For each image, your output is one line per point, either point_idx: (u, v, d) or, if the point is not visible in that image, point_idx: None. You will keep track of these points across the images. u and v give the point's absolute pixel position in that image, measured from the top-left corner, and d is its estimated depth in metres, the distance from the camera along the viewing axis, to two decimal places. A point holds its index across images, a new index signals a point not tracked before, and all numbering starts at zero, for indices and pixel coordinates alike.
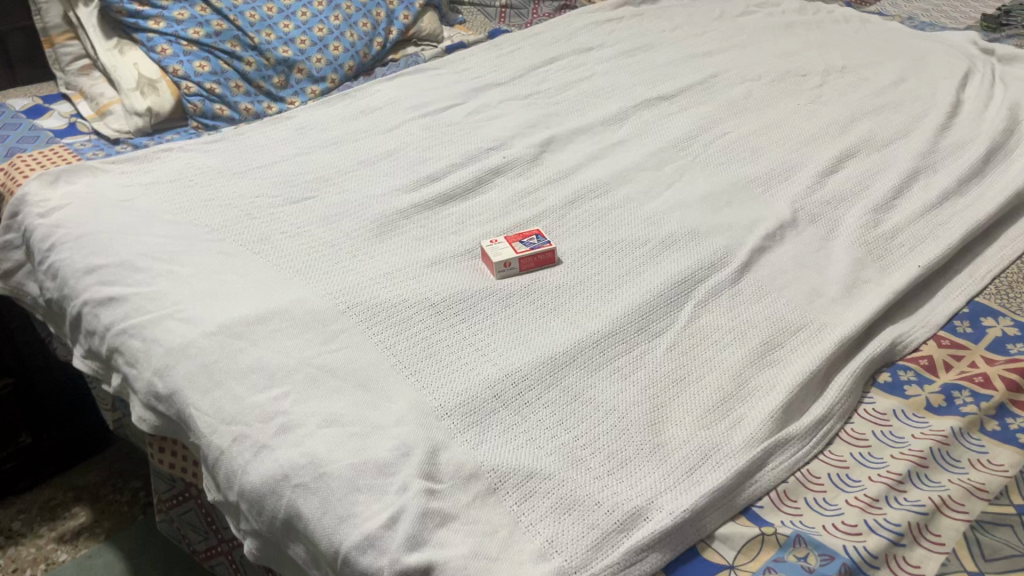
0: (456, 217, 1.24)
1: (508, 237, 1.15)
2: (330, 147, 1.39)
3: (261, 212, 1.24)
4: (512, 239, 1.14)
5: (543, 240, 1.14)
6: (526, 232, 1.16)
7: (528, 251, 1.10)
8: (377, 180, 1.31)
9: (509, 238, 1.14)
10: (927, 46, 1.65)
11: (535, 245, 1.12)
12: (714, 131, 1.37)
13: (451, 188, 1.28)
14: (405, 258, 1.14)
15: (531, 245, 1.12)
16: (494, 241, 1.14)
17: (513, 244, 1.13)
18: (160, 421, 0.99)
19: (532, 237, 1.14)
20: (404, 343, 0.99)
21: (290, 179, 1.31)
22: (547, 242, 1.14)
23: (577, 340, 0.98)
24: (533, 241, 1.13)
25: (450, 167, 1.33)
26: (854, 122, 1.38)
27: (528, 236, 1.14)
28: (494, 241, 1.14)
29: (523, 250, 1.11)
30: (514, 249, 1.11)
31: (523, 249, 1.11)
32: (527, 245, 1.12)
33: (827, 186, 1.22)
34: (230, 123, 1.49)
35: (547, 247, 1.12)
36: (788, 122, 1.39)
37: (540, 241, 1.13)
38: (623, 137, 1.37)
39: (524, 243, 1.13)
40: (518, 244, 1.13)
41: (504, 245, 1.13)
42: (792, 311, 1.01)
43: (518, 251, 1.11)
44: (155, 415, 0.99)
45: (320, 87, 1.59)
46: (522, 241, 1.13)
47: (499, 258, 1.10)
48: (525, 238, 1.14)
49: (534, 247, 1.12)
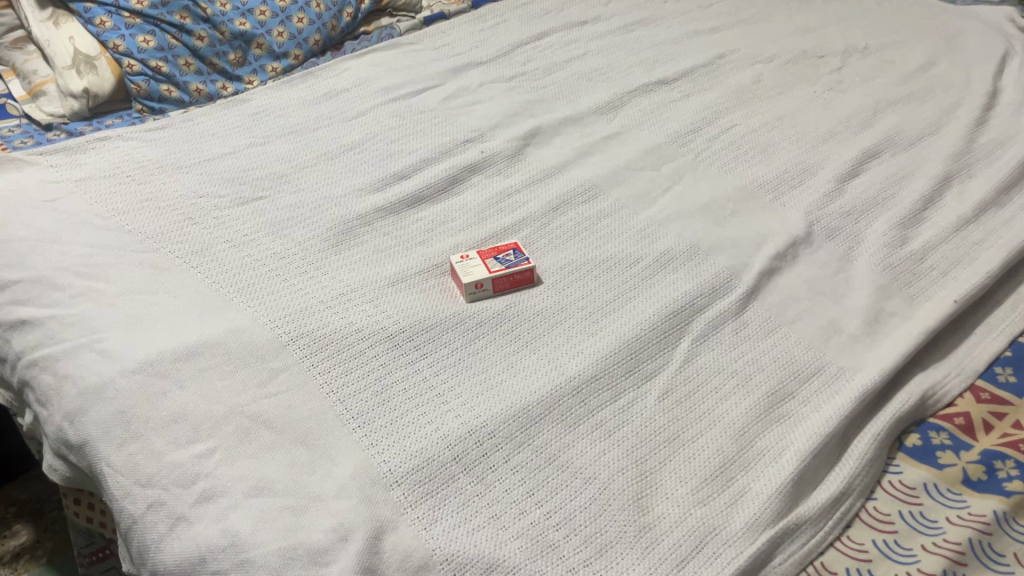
0: (424, 223, 1.09)
1: (483, 250, 1.01)
2: (287, 136, 1.24)
3: (204, 216, 1.09)
4: (488, 254, 1.00)
5: (522, 255, 1.00)
6: (503, 246, 1.01)
7: (502, 270, 0.96)
8: (338, 177, 1.16)
9: (484, 253, 1.00)
10: (958, 23, 1.49)
11: (512, 262, 0.98)
12: (719, 123, 1.22)
13: (421, 189, 1.13)
14: (363, 275, 1.00)
15: (507, 262, 0.98)
16: (467, 255, 1.00)
17: (486, 260, 0.99)
18: (74, 470, 0.86)
19: (509, 252, 1.00)
20: (354, 384, 0.85)
21: (241, 175, 1.16)
22: (526, 259, 0.99)
23: (555, 384, 0.84)
24: (509, 256, 0.99)
25: (421, 163, 1.18)
26: (878, 114, 1.22)
27: (504, 250, 1.00)
28: (465, 255, 0.99)
29: (497, 270, 0.96)
30: (488, 267, 0.97)
31: (498, 268, 0.97)
32: (503, 262, 0.98)
33: (846, 193, 1.07)
34: (179, 106, 1.34)
35: (526, 264, 0.98)
36: (803, 112, 1.24)
37: (518, 257, 0.99)
38: (616, 129, 1.22)
39: (500, 259, 0.99)
40: (493, 261, 0.98)
41: (477, 261, 0.98)
42: (805, 352, 0.87)
43: (492, 270, 0.96)
44: (69, 463, 0.86)
45: (281, 64, 1.43)
46: (497, 258, 0.99)
47: (469, 277, 0.95)
48: (501, 254, 1.00)
49: (510, 264, 0.98)
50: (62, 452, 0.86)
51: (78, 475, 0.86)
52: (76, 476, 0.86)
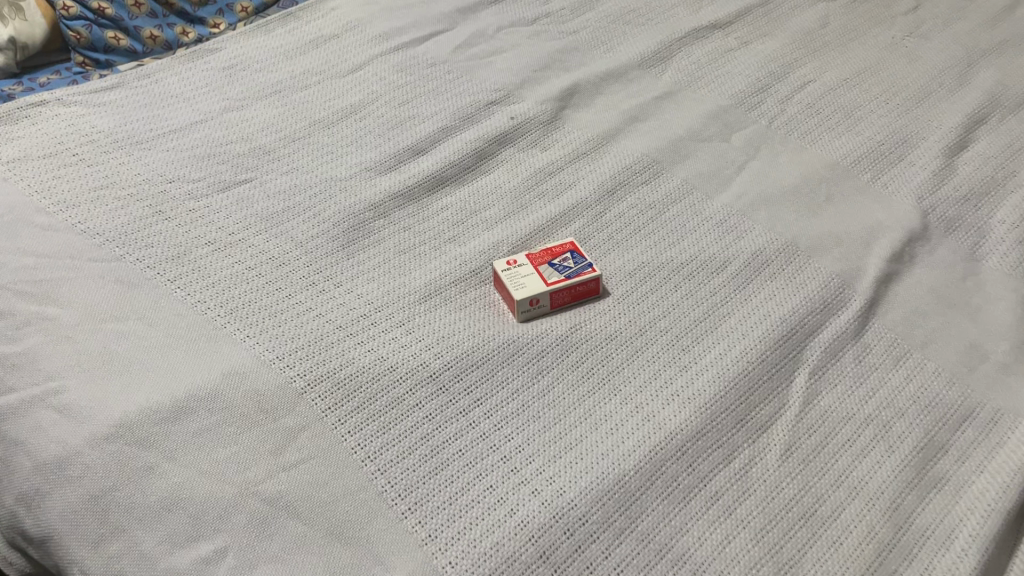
0: (451, 212, 0.89)
1: (534, 253, 0.82)
2: (270, 98, 1.02)
3: (178, 210, 0.87)
4: (540, 260, 0.81)
5: (582, 259, 0.81)
6: (559, 246, 0.83)
7: (562, 281, 0.78)
8: (339, 153, 0.95)
9: (535, 258, 0.81)
10: None
11: (571, 270, 0.79)
12: (790, 79, 1.03)
13: (443, 168, 0.93)
14: (386, 290, 0.80)
15: (565, 270, 0.80)
16: (515, 262, 0.81)
17: (539, 267, 0.80)
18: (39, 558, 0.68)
19: (566, 255, 0.81)
20: (395, 447, 0.67)
21: (217, 151, 0.94)
22: (588, 264, 0.81)
23: (651, 444, 0.67)
24: (567, 262, 0.80)
25: (439, 134, 0.97)
26: (973, 66, 1.04)
27: (559, 253, 0.82)
28: (511, 261, 0.81)
29: (554, 282, 0.78)
30: (543, 278, 0.79)
31: (554, 279, 0.79)
32: (559, 271, 0.79)
33: (958, 171, 0.90)
34: (129, 57, 1.10)
35: (588, 271, 0.79)
36: (886, 64, 1.05)
37: (577, 262, 0.80)
38: (668, 87, 1.02)
39: (555, 266, 0.80)
40: (547, 269, 0.80)
41: (529, 270, 0.80)
42: (948, 388, 0.71)
43: (548, 283, 0.78)
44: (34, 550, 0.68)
45: (253, 3, 1.19)
46: (551, 264, 0.80)
47: (522, 293, 0.77)
48: (557, 259, 0.81)
49: (568, 274, 0.79)
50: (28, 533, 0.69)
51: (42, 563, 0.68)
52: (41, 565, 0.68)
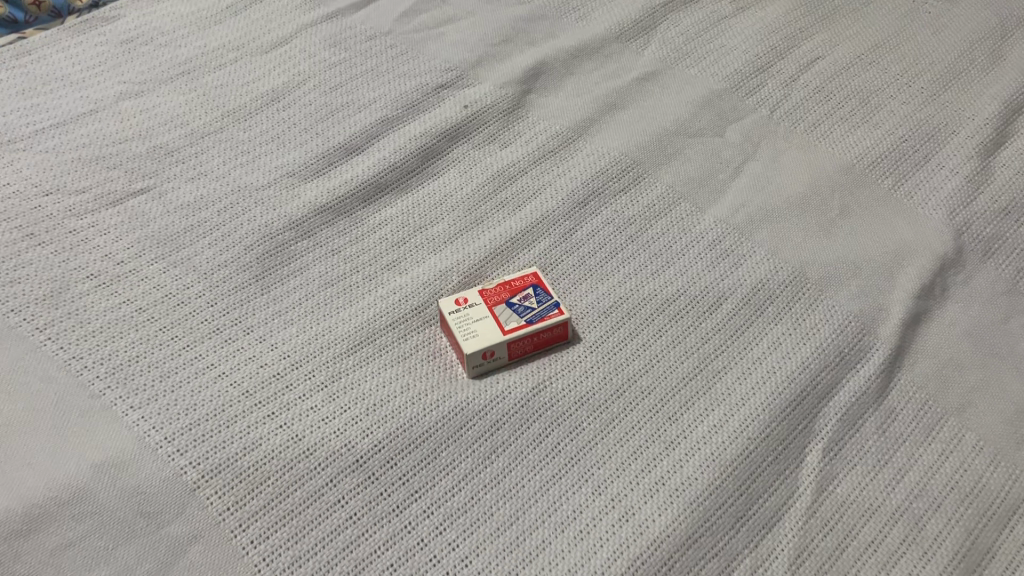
0: (390, 229, 0.74)
1: (488, 288, 0.67)
2: (176, 81, 0.85)
3: (55, 231, 0.71)
4: (496, 298, 0.66)
5: (547, 296, 0.66)
6: (519, 278, 0.68)
7: (523, 329, 0.64)
8: (256, 153, 0.79)
9: (490, 296, 0.67)
10: None
11: (534, 313, 0.65)
12: (795, 55, 0.87)
13: (382, 172, 0.77)
14: (309, 338, 0.66)
15: (526, 313, 0.65)
16: (465, 303, 0.66)
17: (495, 308, 0.66)
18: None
19: (527, 292, 0.67)
20: (311, 561, 0.54)
21: (108, 152, 0.78)
22: (554, 300, 0.66)
23: (629, 557, 0.54)
24: (528, 301, 0.66)
25: (378, 127, 0.81)
26: (1008, 38, 0.89)
27: (520, 289, 0.67)
28: (461, 298, 0.66)
29: (512, 330, 0.64)
30: (498, 324, 0.64)
31: (512, 324, 0.64)
32: (518, 314, 0.65)
33: (995, 177, 0.75)
34: (9, 28, 0.91)
35: (555, 313, 0.65)
36: (906, 34, 0.89)
37: (541, 302, 0.66)
38: (651, 66, 0.86)
39: (514, 306, 0.65)
40: (505, 312, 0.65)
41: (483, 313, 0.65)
42: (990, 469, 0.59)
43: (504, 331, 0.64)
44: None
45: None
46: (510, 305, 0.66)
47: (472, 345, 0.63)
48: (516, 297, 0.66)
49: (530, 318, 0.64)
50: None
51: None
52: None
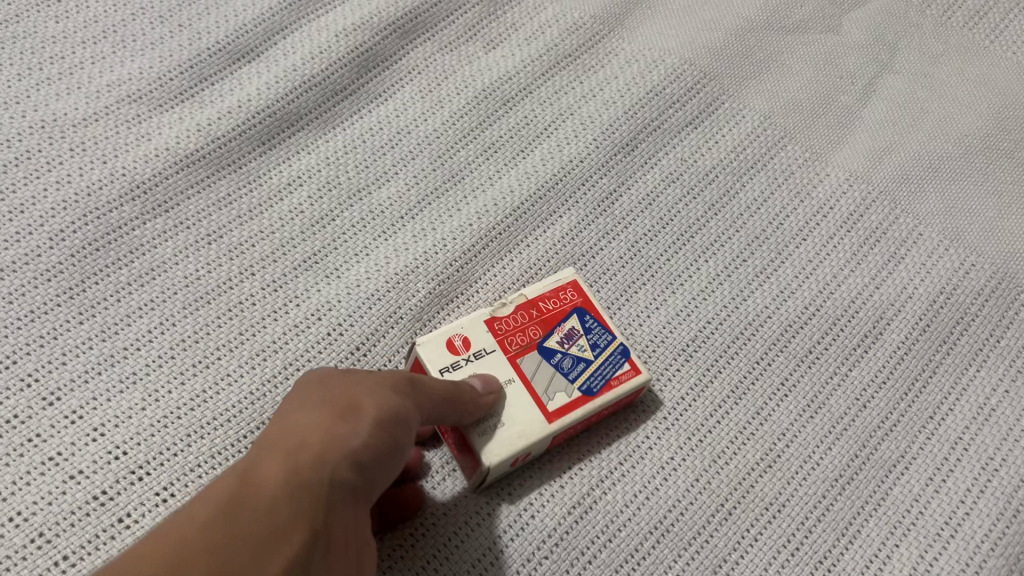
0: (309, 195, 0.44)
1: (498, 321, 0.37)
2: None
3: None
4: (519, 341, 0.36)
5: (603, 332, 0.37)
6: (550, 298, 0.38)
7: (580, 410, 0.35)
8: (73, 60, 0.47)
9: (506, 336, 0.36)
10: None
11: (590, 373, 0.36)
12: None
13: (292, 95, 0.46)
14: (166, 415, 0.37)
15: (578, 373, 0.36)
16: (465, 354, 0.36)
17: (522, 361, 0.36)
18: (408, 402, 0.30)
19: (569, 326, 0.37)
20: None
21: None
22: (615, 338, 0.37)
23: None
24: (575, 346, 0.37)
25: (283, 11, 0.49)
26: None
27: (556, 322, 0.37)
28: (458, 344, 0.36)
29: (561, 414, 0.35)
30: (535, 400, 0.35)
31: (558, 401, 0.35)
32: (565, 378, 0.36)
33: None
34: None
35: (624, 372, 0.37)
36: None
37: (596, 347, 0.37)
38: None
39: (553, 360, 0.36)
40: (541, 371, 0.36)
41: (504, 377, 0.35)
42: None
43: (549, 418, 0.35)
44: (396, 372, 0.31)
45: None
46: (546, 356, 0.36)
47: (501, 448, 0.34)
48: (554, 338, 0.37)
49: (587, 386, 0.36)
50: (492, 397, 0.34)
51: (403, 426, 0.30)
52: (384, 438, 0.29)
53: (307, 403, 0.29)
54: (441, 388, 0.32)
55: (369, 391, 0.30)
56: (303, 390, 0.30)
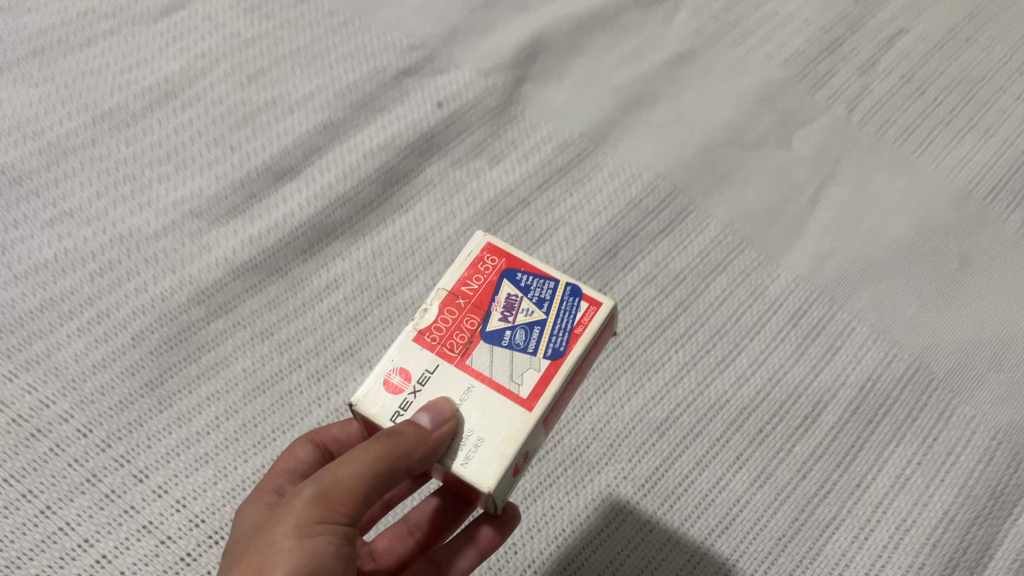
0: (345, 296, 0.53)
1: (429, 332, 0.38)
2: (24, 65, 0.60)
3: None
4: (461, 340, 0.38)
5: (539, 278, 0.40)
6: (472, 274, 0.40)
7: (559, 371, 0.37)
8: (143, 179, 0.55)
9: (447, 342, 0.38)
10: None
11: (553, 344, 0.38)
12: (871, 26, 0.66)
13: (329, 208, 0.55)
14: (235, 489, 0.46)
15: (537, 344, 0.38)
16: (410, 386, 0.37)
17: (476, 353, 0.38)
18: (321, 537, 0.33)
19: (504, 295, 0.39)
20: None
21: None
22: (559, 285, 0.39)
23: None
24: (520, 312, 0.39)
25: (320, 134, 0.58)
26: None
27: (488, 300, 0.39)
28: (400, 378, 0.37)
29: (535, 396, 0.36)
30: (506, 395, 0.37)
31: (530, 382, 0.37)
32: (526, 350, 0.37)
33: None
34: None
35: (583, 316, 0.38)
36: None
37: (542, 306, 0.39)
38: (685, 41, 0.64)
39: (504, 341, 0.38)
40: (496, 360, 0.37)
41: (461, 387, 0.37)
42: None
43: (526, 405, 0.36)
44: (304, 496, 0.34)
45: None
46: (495, 339, 0.38)
47: (486, 464, 0.35)
48: (494, 315, 0.39)
49: (552, 350, 0.37)
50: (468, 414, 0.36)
51: (325, 564, 0.33)
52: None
53: (249, 551, 0.33)
54: (352, 468, 0.34)
55: (278, 553, 0.32)
56: (253, 538, 0.35)
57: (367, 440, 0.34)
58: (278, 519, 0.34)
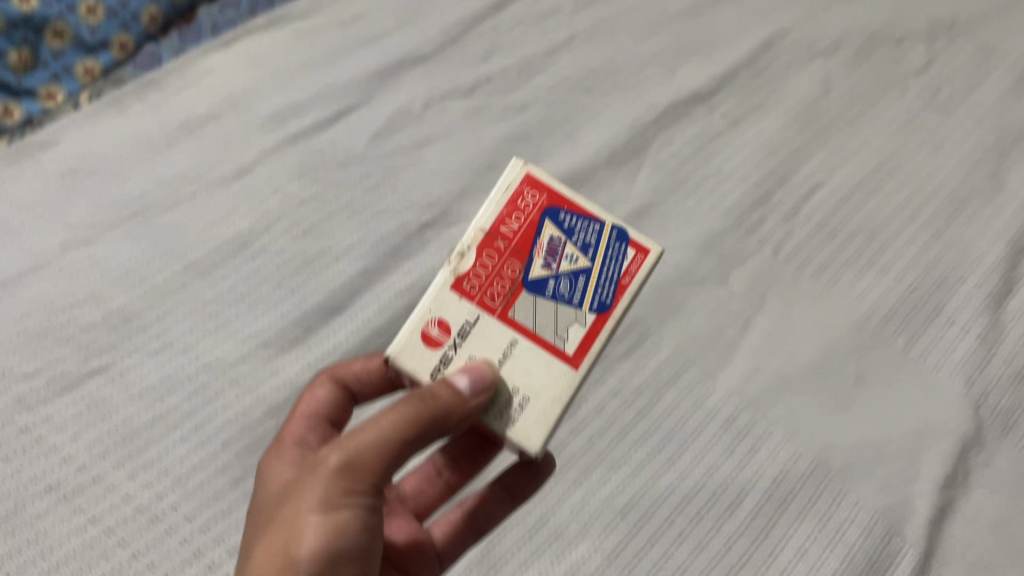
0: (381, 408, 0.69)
1: (467, 278, 0.54)
2: (129, 224, 0.77)
3: (3, 431, 0.64)
4: (502, 290, 0.54)
5: (586, 219, 0.56)
6: (517, 206, 0.55)
7: (606, 321, 0.54)
8: (224, 317, 0.72)
9: (491, 290, 0.54)
10: None
11: (598, 297, 0.54)
12: (794, 182, 0.83)
13: (368, 340, 0.72)
14: None
15: (583, 297, 0.54)
16: (450, 337, 0.52)
17: (525, 292, 0.54)
18: (344, 511, 0.47)
19: (548, 237, 0.55)
20: None
21: (57, 323, 0.70)
22: (604, 235, 0.55)
23: None
24: (565, 259, 0.55)
25: (360, 279, 0.75)
26: (1005, 160, 0.84)
27: (533, 237, 0.55)
28: (444, 325, 0.53)
29: (579, 355, 0.53)
30: (555, 351, 0.53)
31: (575, 339, 0.53)
32: (575, 304, 0.54)
33: (1009, 332, 0.72)
34: None
35: (629, 268, 0.55)
36: (906, 158, 0.85)
37: (588, 255, 0.55)
38: (645, 198, 0.82)
39: (548, 290, 0.54)
40: (540, 305, 0.54)
41: (508, 338, 0.53)
42: None
43: (573, 362, 0.53)
44: (334, 456, 0.47)
45: (99, 61, 0.89)
46: (539, 283, 0.54)
47: (532, 426, 0.51)
48: (538, 256, 0.54)
49: (600, 305, 0.54)
50: (481, 393, 0.49)
51: (346, 532, 0.46)
52: (332, 550, 0.45)
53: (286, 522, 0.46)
54: (376, 437, 0.47)
55: (308, 525, 0.46)
56: (286, 496, 0.49)
57: (393, 409, 0.48)
58: (311, 476, 0.48)
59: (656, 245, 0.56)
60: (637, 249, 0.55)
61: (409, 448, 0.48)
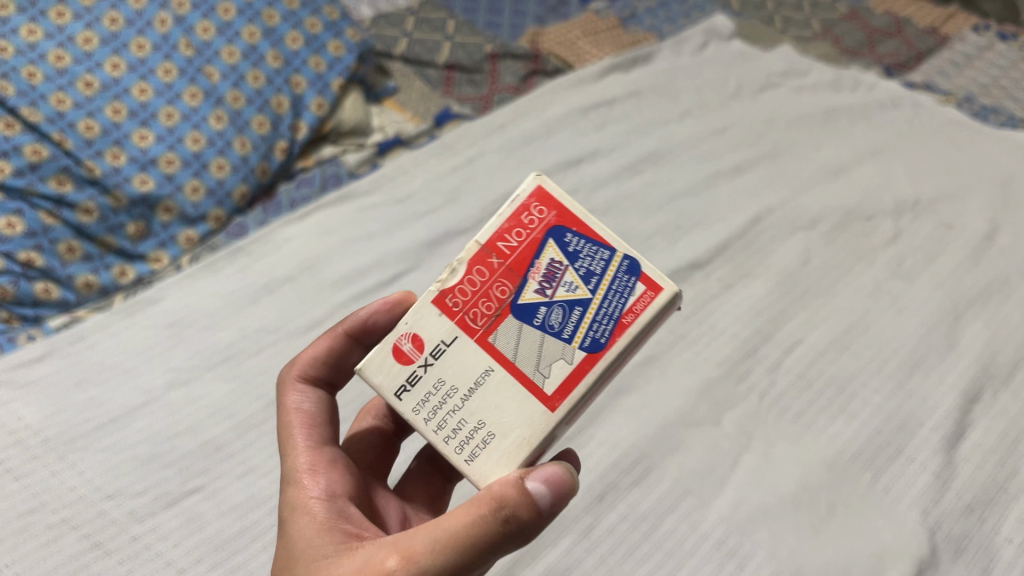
0: None
1: (452, 294, 0.58)
2: (220, 368, 0.93)
3: (119, 537, 0.76)
4: (485, 313, 0.57)
5: (596, 246, 0.58)
6: (521, 221, 0.58)
7: (589, 366, 0.56)
8: None
9: (469, 310, 0.57)
10: (1015, 148, 1.22)
11: (591, 335, 0.57)
12: (777, 338, 0.98)
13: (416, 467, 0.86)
14: None
15: (574, 334, 0.57)
16: (422, 355, 0.57)
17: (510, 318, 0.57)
18: None
19: (546, 266, 0.58)
20: None
21: (162, 450, 0.84)
22: (610, 268, 0.58)
23: None
24: (561, 285, 0.57)
25: None
26: (960, 320, 0.99)
27: (531, 259, 0.58)
28: (417, 342, 0.57)
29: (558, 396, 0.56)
30: (534, 389, 0.56)
31: (555, 376, 0.56)
32: (563, 338, 0.57)
33: (959, 472, 0.84)
34: (61, 307, 0.98)
35: (631, 308, 0.57)
36: (873, 319, 1.00)
37: (586, 286, 0.57)
38: (651, 351, 0.97)
39: (537, 318, 0.57)
40: (524, 332, 0.57)
41: (484, 366, 0.57)
42: None
43: (551, 406, 0.56)
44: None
45: (197, 230, 1.09)
46: (529, 307, 0.57)
47: (492, 465, 0.55)
48: (533, 279, 0.57)
49: (590, 345, 0.57)
50: (557, 507, 0.50)
51: None
52: None
53: None
54: (447, 552, 0.48)
55: None
56: None
57: (464, 514, 0.49)
58: None
59: (668, 285, 0.57)
60: (646, 285, 0.57)
61: (474, 562, 0.49)
